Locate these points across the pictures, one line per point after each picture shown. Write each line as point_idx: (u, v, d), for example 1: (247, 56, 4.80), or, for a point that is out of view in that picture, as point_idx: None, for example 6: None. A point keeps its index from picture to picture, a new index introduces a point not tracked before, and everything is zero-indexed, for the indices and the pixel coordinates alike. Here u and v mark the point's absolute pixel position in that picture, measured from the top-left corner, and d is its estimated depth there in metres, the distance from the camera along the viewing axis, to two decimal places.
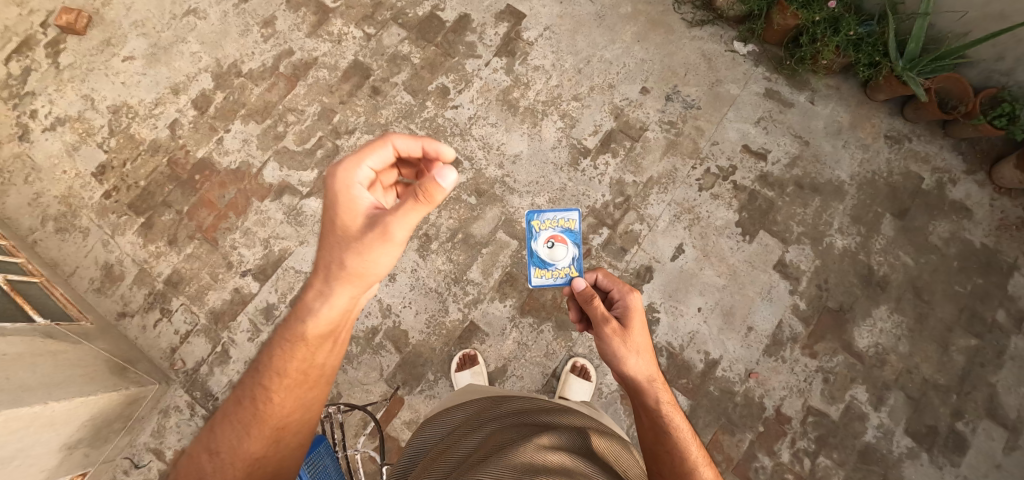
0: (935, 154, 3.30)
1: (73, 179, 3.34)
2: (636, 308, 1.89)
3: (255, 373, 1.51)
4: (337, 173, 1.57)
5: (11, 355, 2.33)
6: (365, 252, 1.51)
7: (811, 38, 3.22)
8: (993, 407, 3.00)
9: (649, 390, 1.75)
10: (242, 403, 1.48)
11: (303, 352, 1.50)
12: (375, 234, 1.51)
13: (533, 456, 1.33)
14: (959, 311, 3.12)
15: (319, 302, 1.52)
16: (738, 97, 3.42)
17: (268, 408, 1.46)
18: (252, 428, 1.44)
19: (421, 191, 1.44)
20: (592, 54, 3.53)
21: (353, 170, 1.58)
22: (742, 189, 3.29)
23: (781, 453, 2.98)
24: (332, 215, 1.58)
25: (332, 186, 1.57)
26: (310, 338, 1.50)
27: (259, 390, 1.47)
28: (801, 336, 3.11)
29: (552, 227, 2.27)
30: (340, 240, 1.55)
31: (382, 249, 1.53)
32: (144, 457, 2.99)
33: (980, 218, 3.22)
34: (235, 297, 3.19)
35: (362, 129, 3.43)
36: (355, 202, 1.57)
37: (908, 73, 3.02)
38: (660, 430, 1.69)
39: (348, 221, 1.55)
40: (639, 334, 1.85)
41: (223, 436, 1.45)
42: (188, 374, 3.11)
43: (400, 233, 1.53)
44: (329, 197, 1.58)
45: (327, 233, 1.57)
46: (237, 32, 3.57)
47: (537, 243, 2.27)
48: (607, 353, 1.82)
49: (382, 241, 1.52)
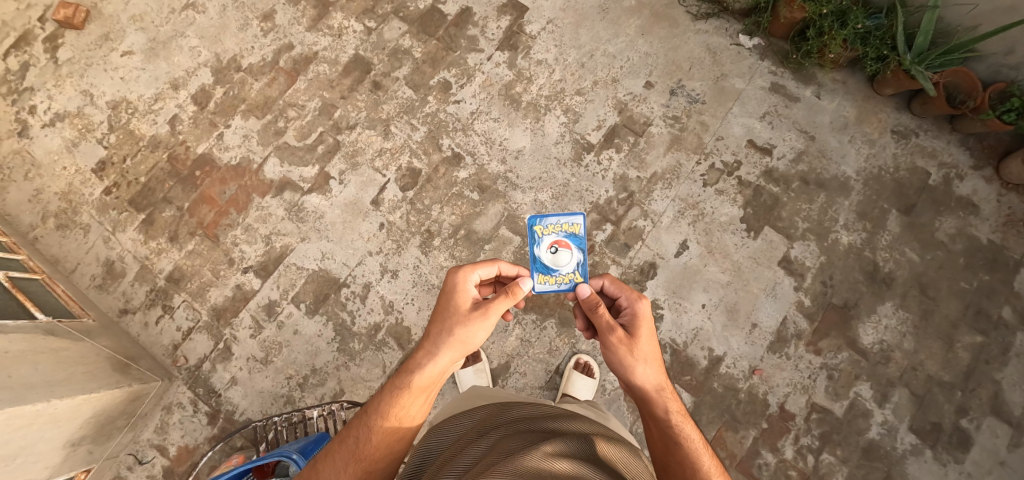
0: (942, 149, 3.27)
1: (73, 176, 3.31)
2: (643, 316, 1.90)
3: (359, 417, 1.76)
4: (455, 272, 1.93)
5: (13, 353, 2.32)
6: (468, 328, 1.83)
7: (818, 31, 3.14)
8: (998, 404, 2.99)
9: (657, 399, 1.75)
10: (345, 441, 1.71)
11: (401, 403, 1.74)
12: (479, 317, 1.84)
13: (540, 463, 1.33)
14: (965, 308, 3.10)
15: (427, 361, 1.80)
16: (743, 92, 3.39)
17: (367, 448, 1.69)
18: (351, 465, 1.67)
19: (511, 290, 1.88)
20: (595, 48, 3.49)
21: (468, 268, 1.95)
22: (747, 185, 3.27)
23: (785, 450, 2.97)
24: (445, 299, 1.91)
25: (450, 279, 1.92)
26: (411, 390, 1.76)
27: (362, 432, 1.71)
28: (805, 332, 3.09)
29: (556, 234, 2.25)
30: (449, 318, 1.86)
31: (482, 328, 1.85)
32: (147, 453, 2.99)
33: (987, 213, 3.19)
34: (237, 294, 3.18)
35: (363, 124, 3.40)
36: (465, 291, 1.92)
37: (916, 67, 2.97)
38: (670, 441, 1.70)
39: (456, 305, 1.88)
40: (646, 342, 1.85)
41: (323, 470, 1.67)
42: (191, 371, 3.10)
43: (497, 316, 1.86)
44: (445, 287, 1.93)
45: (439, 313, 1.90)
46: (237, 26, 3.53)
47: (539, 249, 2.23)
48: (613, 362, 1.83)
49: (483, 322, 1.85)
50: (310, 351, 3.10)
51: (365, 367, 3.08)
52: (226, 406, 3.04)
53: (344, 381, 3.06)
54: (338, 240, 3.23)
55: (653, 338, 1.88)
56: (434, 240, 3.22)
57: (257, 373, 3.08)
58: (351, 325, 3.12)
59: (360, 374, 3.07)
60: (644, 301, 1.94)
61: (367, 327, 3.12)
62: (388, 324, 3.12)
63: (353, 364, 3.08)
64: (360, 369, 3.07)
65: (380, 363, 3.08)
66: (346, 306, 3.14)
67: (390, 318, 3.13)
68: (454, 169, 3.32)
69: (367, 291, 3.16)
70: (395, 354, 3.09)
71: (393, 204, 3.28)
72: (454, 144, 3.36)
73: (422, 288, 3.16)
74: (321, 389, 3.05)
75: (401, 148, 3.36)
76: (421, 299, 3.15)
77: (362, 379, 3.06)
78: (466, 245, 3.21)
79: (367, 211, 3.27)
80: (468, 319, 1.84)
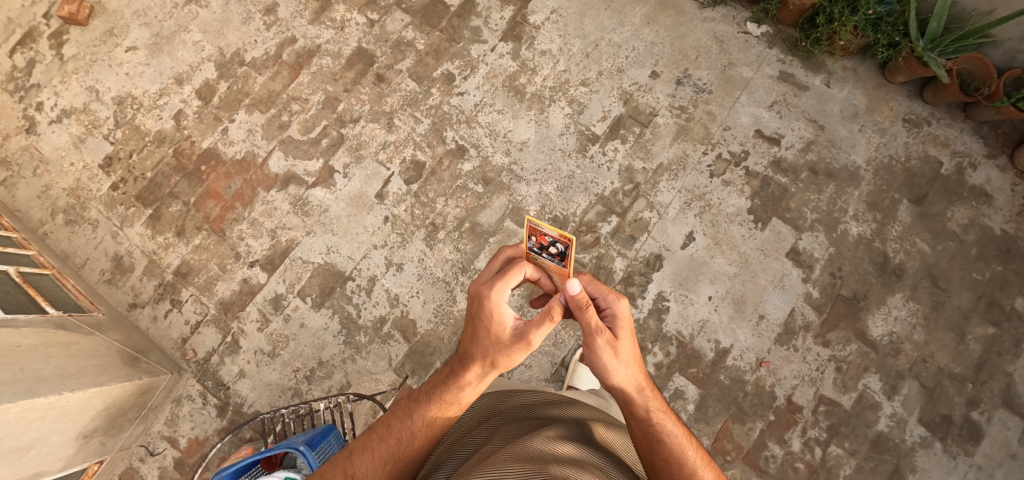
0: (955, 137, 3.21)
1: (80, 172, 3.34)
2: (622, 318, 1.67)
3: (396, 418, 1.69)
4: (489, 295, 1.63)
5: (25, 347, 2.34)
6: (510, 356, 1.64)
7: (828, 18, 3.10)
8: (1010, 397, 2.95)
9: (638, 400, 1.65)
10: (384, 440, 1.65)
11: (446, 412, 1.67)
12: (521, 345, 1.62)
13: (543, 447, 1.38)
14: (977, 300, 3.05)
15: (471, 380, 1.67)
16: (751, 81, 3.33)
17: (407, 450, 1.64)
18: (387, 464, 1.62)
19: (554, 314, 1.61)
20: (601, 37, 3.45)
21: (503, 289, 1.64)
22: (754, 176, 3.23)
23: (792, 442, 2.95)
24: (480, 325, 1.65)
25: (483, 303, 1.64)
26: (452, 403, 1.67)
27: (402, 434, 1.65)
28: (813, 324, 3.06)
29: (529, 235, 1.70)
30: (490, 344, 1.64)
31: (524, 354, 1.65)
32: (158, 445, 3.03)
33: (1001, 203, 3.13)
34: (244, 287, 3.20)
35: (367, 118, 3.39)
36: (503, 317, 1.64)
37: (929, 53, 2.92)
38: (653, 439, 1.64)
39: (497, 332, 1.63)
40: (627, 344, 1.67)
41: (361, 466, 1.61)
42: (199, 364, 3.13)
43: (539, 343, 1.64)
44: (479, 311, 1.65)
45: (475, 334, 1.65)
46: (240, 20, 3.52)
47: (564, 256, 1.65)
48: (593, 363, 1.65)
49: (525, 350, 1.64)
50: (316, 344, 3.12)
51: (372, 360, 3.09)
52: (235, 399, 3.07)
53: (351, 374, 3.08)
54: (343, 234, 3.24)
55: (634, 338, 1.69)
56: (438, 233, 3.22)
57: (265, 365, 3.11)
58: (357, 318, 3.14)
59: (367, 367, 3.08)
60: (623, 300, 1.70)
61: (373, 319, 3.13)
62: (394, 316, 3.13)
63: (359, 357, 3.09)
64: (366, 362, 3.09)
65: (386, 355, 3.09)
66: (352, 299, 3.16)
67: (396, 311, 3.14)
68: (458, 161, 3.31)
69: (372, 285, 3.17)
70: (400, 347, 3.10)
71: (398, 197, 3.28)
72: (457, 136, 3.34)
73: (428, 281, 3.16)
74: (327, 381, 3.07)
75: (405, 141, 3.35)
76: (427, 292, 3.15)
77: (368, 372, 3.08)
78: (471, 238, 3.20)
79: (371, 205, 3.27)
80: (510, 349, 1.62)
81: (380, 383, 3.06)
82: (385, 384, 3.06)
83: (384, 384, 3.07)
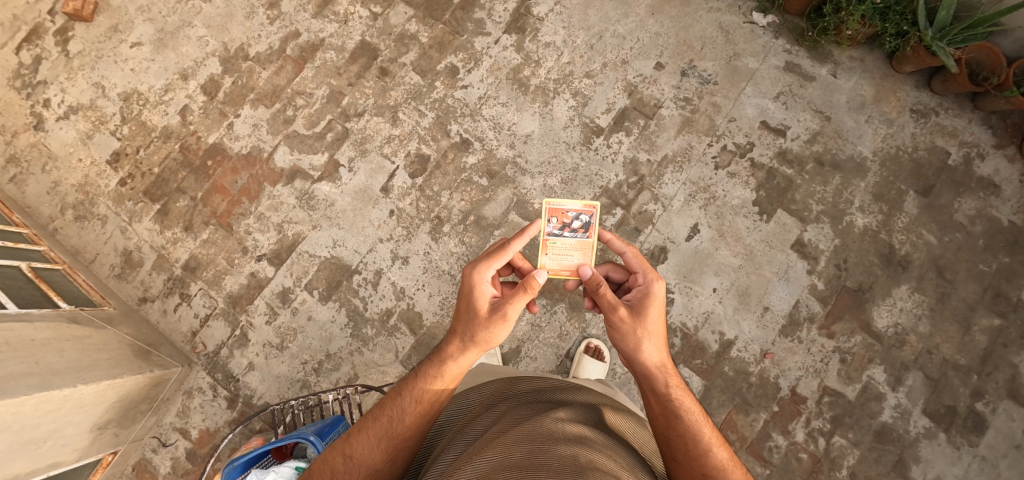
0: (964, 127, 3.18)
1: (88, 167, 3.37)
2: (654, 297, 1.86)
3: (390, 398, 1.76)
4: (471, 270, 1.83)
5: (39, 341, 2.40)
6: (489, 329, 1.78)
7: (835, 7, 3.06)
8: (1013, 388, 2.95)
9: (659, 375, 1.73)
10: (378, 420, 1.70)
11: (436, 388, 1.74)
12: (499, 317, 1.78)
13: (551, 427, 1.41)
14: (983, 291, 3.04)
15: (456, 354, 1.78)
16: (757, 71, 3.31)
17: (399, 428, 1.69)
18: (382, 442, 1.67)
19: (524, 283, 1.79)
20: (604, 29, 3.42)
21: (485, 265, 1.85)
22: (759, 167, 3.22)
23: (796, 433, 2.97)
24: (466, 302, 1.83)
25: (468, 278, 1.83)
26: (442, 378, 1.75)
27: (395, 412, 1.71)
28: (818, 316, 3.07)
29: (552, 218, 2.29)
30: (473, 318, 1.80)
31: (503, 328, 1.80)
32: (170, 436, 3.08)
33: (1008, 194, 3.11)
34: (252, 281, 3.23)
35: (372, 111, 3.39)
36: (482, 293, 1.83)
37: (937, 43, 2.88)
38: (671, 415, 1.69)
39: (475, 303, 1.81)
40: (654, 320, 1.82)
41: (358, 445, 1.67)
42: (209, 357, 3.17)
43: (516, 316, 1.80)
44: (465, 286, 1.85)
45: (460, 310, 1.84)
46: (243, 15, 3.52)
47: (586, 226, 2.29)
48: (619, 339, 1.80)
49: (502, 322, 1.79)
50: (323, 337, 3.15)
51: (379, 353, 3.12)
52: (244, 391, 3.12)
53: (358, 366, 3.11)
54: (349, 228, 3.26)
55: (662, 316, 1.84)
56: (443, 226, 3.23)
57: (274, 358, 3.15)
58: (364, 311, 3.17)
59: (373, 359, 3.11)
60: (659, 282, 1.90)
61: (379, 312, 3.16)
62: (400, 309, 3.16)
63: (366, 349, 3.13)
64: (373, 354, 3.12)
65: (393, 348, 3.13)
66: (358, 292, 3.18)
67: (402, 304, 3.16)
68: (462, 154, 3.31)
69: (379, 278, 3.19)
70: (407, 339, 3.13)
71: (402, 191, 3.29)
72: (462, 130, 3.34)
73: (433, 274, 3.18)
74: (335, 374, 3.11)
75: (409, 134, 3.36)
76: (432, 285, 3.17)
77: (375, 364, 3.11)
78: (475, 231, 3.21)
79: (376, 199, 3.29)
80: (488, 321, 1.78)
81: (387, 375, 3.10)
82: (392, 376, 3.10)
83: (390, 376, 3.11)
